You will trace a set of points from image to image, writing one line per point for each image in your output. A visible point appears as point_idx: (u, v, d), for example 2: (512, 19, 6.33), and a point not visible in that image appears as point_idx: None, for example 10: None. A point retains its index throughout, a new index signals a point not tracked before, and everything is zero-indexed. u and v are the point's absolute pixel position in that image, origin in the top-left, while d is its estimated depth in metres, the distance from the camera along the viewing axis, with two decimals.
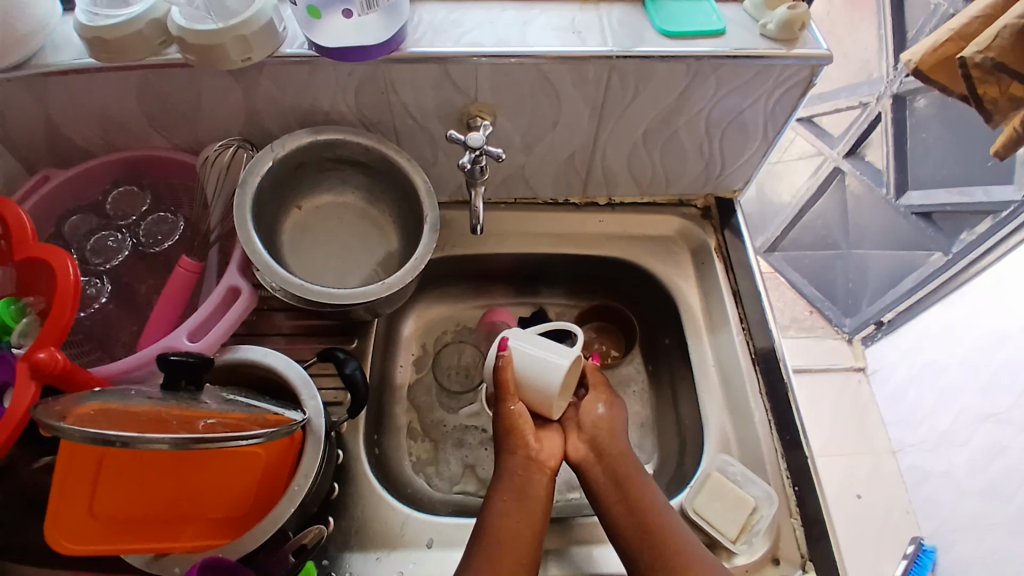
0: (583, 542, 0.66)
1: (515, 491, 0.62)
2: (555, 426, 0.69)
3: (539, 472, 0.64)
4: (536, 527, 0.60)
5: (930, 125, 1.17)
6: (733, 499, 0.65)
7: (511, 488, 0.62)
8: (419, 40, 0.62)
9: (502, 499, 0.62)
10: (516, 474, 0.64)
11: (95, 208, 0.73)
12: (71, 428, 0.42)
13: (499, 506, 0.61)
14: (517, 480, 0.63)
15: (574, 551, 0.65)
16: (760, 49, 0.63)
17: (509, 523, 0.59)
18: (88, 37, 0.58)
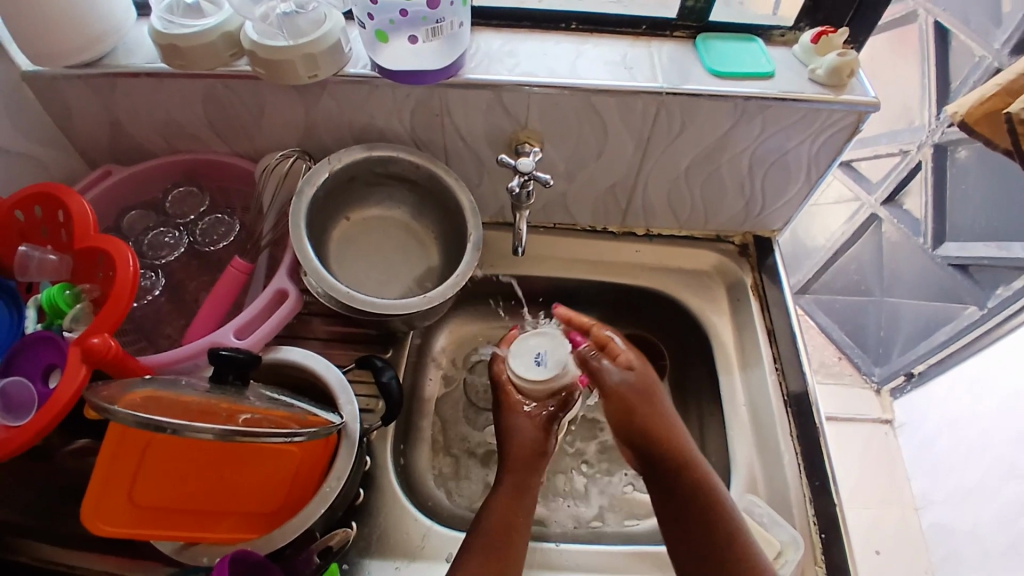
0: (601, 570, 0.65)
1: (506, 504, 0.64)
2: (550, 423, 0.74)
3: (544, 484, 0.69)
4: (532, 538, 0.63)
5: (971, 177, 1.14)
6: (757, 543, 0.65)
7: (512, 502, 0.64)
8: (475, 66, 0.65)
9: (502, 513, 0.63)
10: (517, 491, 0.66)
11: (154, 206, 0.76)
12: (123, 412, 0.43)
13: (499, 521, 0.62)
14: (518, 495, 0.65)
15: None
16: (807, 93, 0.64)
17: (489, 537, 0.60)
18: (162, 43, 0.62)
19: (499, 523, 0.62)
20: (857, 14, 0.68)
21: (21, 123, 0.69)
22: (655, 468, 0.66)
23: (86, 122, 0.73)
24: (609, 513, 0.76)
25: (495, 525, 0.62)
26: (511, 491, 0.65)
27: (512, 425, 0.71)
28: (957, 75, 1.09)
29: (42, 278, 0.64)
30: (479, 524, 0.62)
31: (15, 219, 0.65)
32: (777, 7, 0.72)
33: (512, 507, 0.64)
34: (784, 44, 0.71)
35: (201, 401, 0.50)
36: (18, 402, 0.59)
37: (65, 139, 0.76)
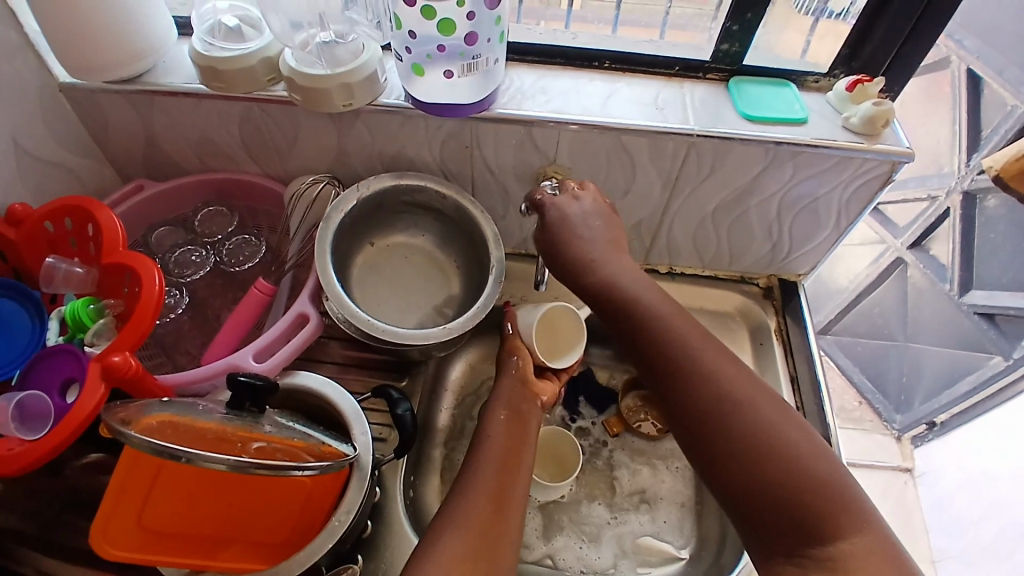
0: None
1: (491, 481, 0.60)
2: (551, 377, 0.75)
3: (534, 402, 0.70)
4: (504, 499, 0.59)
5: (999, 226, 1.10)
6: None
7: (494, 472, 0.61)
8: (508, 102, 0.66)
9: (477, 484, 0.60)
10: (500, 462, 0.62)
11: (183, 222, 0.77)
12: (137, 436, 0.43)
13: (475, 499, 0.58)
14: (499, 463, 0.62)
15: None
16: (840, 141, 0.64)
17: (468, 522, 0.56)
18: (202, 66, 0.63)
19: (478, 506, 0.57)
20: (894, 63, 0.67)
21: (58, 133, 0.70)
22: (667, 393, 0.58)
23: (120, 135, 0.74)
24: (625, 560, 0.74)
25: (481, 509, 0.57)
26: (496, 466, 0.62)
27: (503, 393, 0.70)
28: (988, 121, 1.05)
29: (67, 290, 0.65)
30: (452, 509, 0.57)
31: (44, 229, 0.65)
32: (805, 51, 0.71)
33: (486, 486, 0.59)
34: (818, 91, 0.71)
35: (216, 427, 0.50)
36: (34, 413, 0.59)
37: (100, 151, 0.77)
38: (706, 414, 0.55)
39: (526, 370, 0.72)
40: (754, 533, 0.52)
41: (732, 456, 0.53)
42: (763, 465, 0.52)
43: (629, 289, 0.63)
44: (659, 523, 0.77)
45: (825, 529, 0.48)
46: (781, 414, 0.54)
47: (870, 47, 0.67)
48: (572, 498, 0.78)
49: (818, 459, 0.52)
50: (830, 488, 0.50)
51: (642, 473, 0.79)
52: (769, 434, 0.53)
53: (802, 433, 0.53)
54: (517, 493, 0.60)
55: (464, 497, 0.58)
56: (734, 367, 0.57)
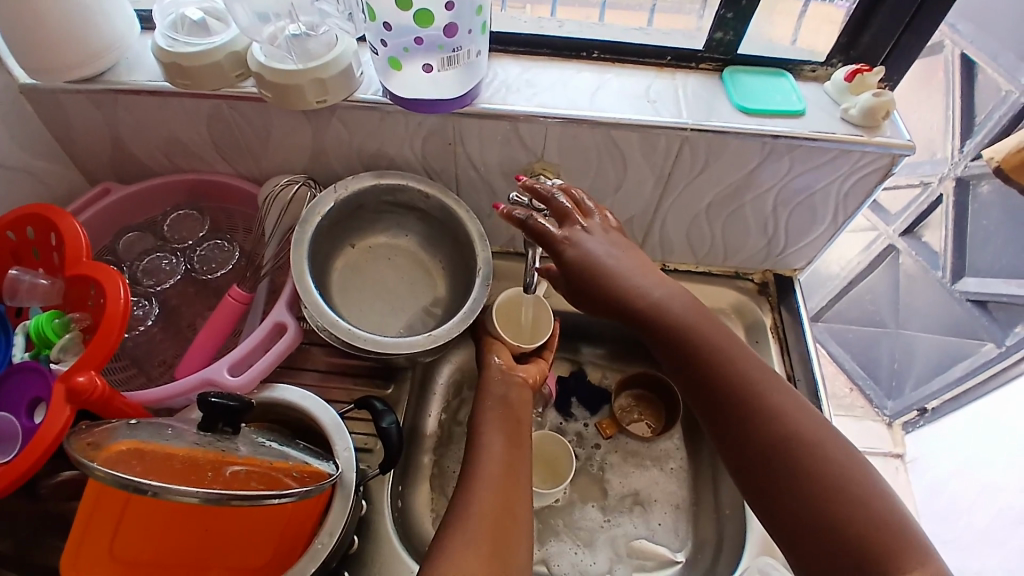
0: None
1: (500, 487, 0.57)
2: (538, 358, 0.73)
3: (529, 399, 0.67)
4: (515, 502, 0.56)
5: (992, 212, 1.08)
6: None
7: (500, 473, 0.58)
8: (492, 96, 0.62)
9: (486, 483, 0.57)
10: (505, 461, 0.60)
11: (152, 227, 0.73)
12: (101, 469, 0.40)
13: (482, 499, 0.55)
14: (505, 463, 0.59)
15: None
16: (838, 134, 0.61)
17: (480, 531, 0.53)
18: (167, 62, 0.59)
19: (488, 511, 0.55)
20: (892, 53, 0.65)
21: (19, 137, 0.66)
22: (703, 391, 0.56)
23: (84, 136, 0.70)
24: (620, 564, 0.72)
25: (489, 506, 0.55)
26: (502, 469, 0.59)
27: (504, 389, 0.66)
28: (982, 107, 1.03)
29: (32, 303, 0.61)
30: (463, 514, 0.54)
31: (6, 239, 0.62)
32: (795, 37, 0.68)
33: (497, 491, 0.56)
34: (815, 80, 0.68)
35: (187, 451, 0.47)
36: (3, 433, 0.56)
37: (65, 154, 0.73)
38: (749, 420, 0.53)
39: (509, 366, 0.69)
40: (786, 539, 0.51)
41: (776, 468, 0.52)
42: (810, 481, 0.50)
43: (634, 280, 0.58)
44: (653, 526, 0.75)
45: (874, 551, 0.46)
46: (824, 427, 0.53)
47: (869, 34, 0.64)
48: (566, 502, 0.76)
49: (868, 478, 0.50)
50: (880, 509, 0.48)
51: (635, 475, 0.78)
52: (815, 449, 0.51)
53: (844, 446, 0.51)
54: (523, 496, 0.58)
55: (472, 497, 0.56)
56: (772, 376, 0.55)
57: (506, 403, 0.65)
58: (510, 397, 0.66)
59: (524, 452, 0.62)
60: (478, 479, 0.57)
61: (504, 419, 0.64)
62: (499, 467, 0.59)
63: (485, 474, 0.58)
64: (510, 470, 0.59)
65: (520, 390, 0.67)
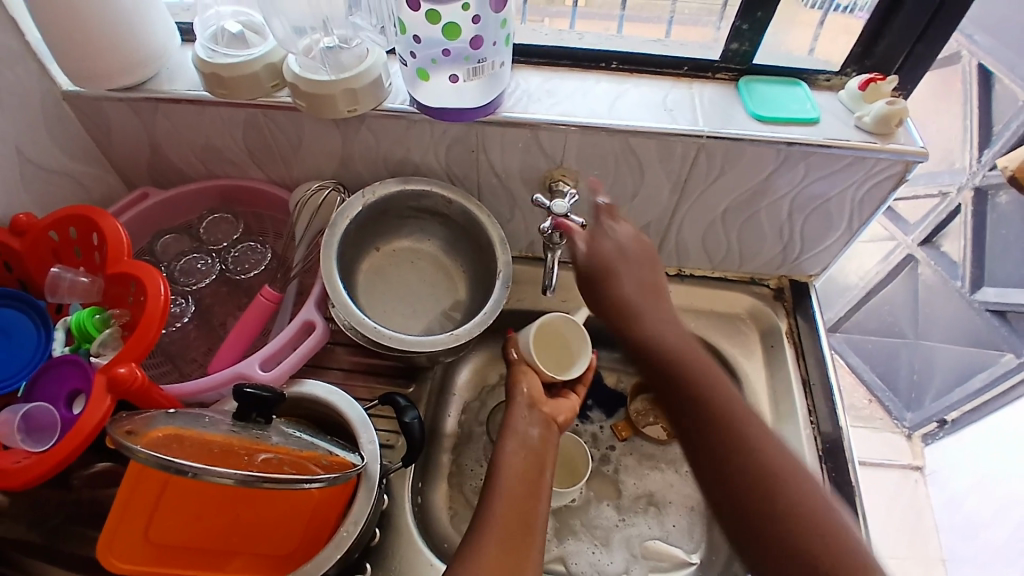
0: None
1: (510, 522, 0.58)
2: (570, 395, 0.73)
3: (546, 429, 0.68)
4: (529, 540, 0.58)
5: (1012, 223, 1.08)
6: None
7: (512, 508, 0.60)
8: (514, 105, 0.65)
9: (498, 520, 0.58)
10: (516, 494, 0.61)
11: (188, 230, 0.77)
12: (144, 451, 0.42)
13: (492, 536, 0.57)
14: (517, 497, 0.61)
15: None
16: (853, 141, 0.63)
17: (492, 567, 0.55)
18: (206, 72, 0.62)
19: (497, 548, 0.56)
20: (906, 62, 0.66)
21: (60, 142, 0.70)
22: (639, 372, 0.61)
23: (123, 142, 0.74)
24: (636, 564, 0.74)
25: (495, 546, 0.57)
26: (516, 501, 0.60)
27: (522, 420, 0.67)
28: (999, 118, 1.04)
29: (73, 299, 0.65)
30: (475, 546, 0.57)
31: (48, 238, 0.65)
32: (813, 48, 0.70)
33: (512, 522, 0.58)
34: (830, 89, 0.69)
35: (224, 438, 0.50)
36: (41, 425, 0.59)
37: (105, 159, 0.77)
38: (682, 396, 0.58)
39: (537, 400, 0.69)
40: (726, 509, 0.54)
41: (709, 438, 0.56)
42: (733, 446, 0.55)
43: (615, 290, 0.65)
44: (668, 528, 0.76)
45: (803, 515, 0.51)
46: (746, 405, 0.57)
47: (884, 44, 0.65)
48: (582, 501, 0.77)
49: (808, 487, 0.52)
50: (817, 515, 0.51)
51: (649, 477, 0.79)
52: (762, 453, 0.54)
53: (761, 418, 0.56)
54: (537, 529, 0.59)
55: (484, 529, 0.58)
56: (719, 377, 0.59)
57: (528, 442, 0.66)
58: (530, 427, 0.67)
59: (541, 493, 0.62)
60: (494, 510, 0.59)
61: (524, 454, 0.64)
62: (512, 501, 0.60)
63: (497, 509, 0.59)
64: (523, 503, 0.60)
65: (544, 427, 0.68)
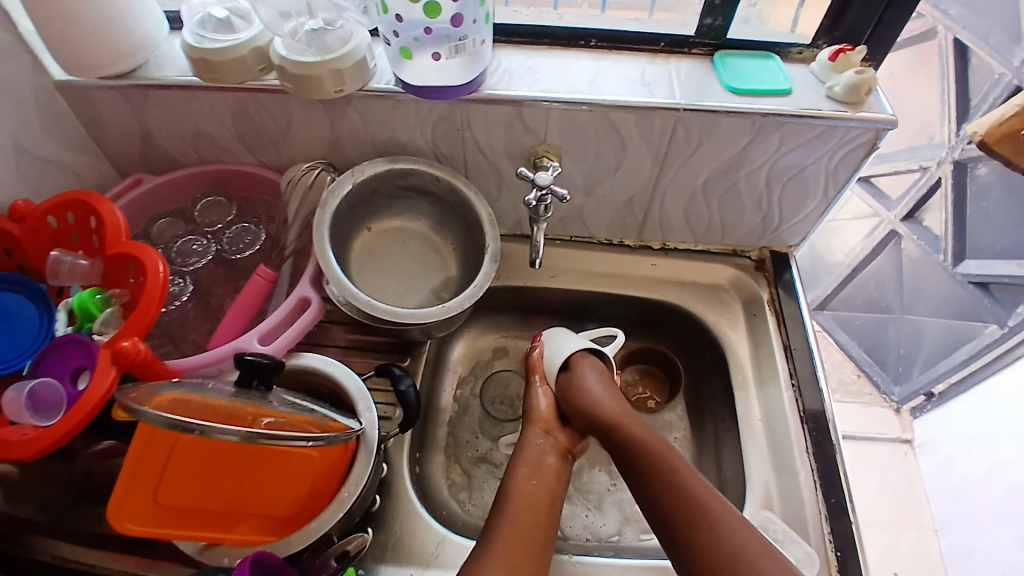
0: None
1: (520, 537, 0.60)
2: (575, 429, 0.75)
3: (552, 454, 0.70)
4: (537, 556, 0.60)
5: (992, 194, 1.10)
6: None
7: (516, 524, 0.61)
8: (497, 83, 0.67)
9: (503, 537, 0.60)
10: (522, 510, 0.63)
11: (182, 214, 0.79)
12: (152, 412, 0.44)
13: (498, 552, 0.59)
14: (523, 512, 0.63)
15: None
16: (824, 110, 0.65)
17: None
18: (195, 57, 0.64)
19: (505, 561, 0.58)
20: (875, 32, 0.69)
21: (54, 130, 0.72)
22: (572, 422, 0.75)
23: (116, 130, 0.75)
24: (628, 526, 0.76)
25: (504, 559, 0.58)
26: (526, 516, 0.62)
27: (531, 446, 0.70)
28: (976, 91, 1.06)
29: (73, 283, 0.66)
30: (481, 562, 0.58)
31: (47, 224, 0.67)
32: (794, 24, 0.73)
33: (520, 540, 0.60)
34: (802, 61, 0.71)
35: (228, 403, 0.52)
36: (47, 402, 0.60)
37: (98, 148, 0.78)
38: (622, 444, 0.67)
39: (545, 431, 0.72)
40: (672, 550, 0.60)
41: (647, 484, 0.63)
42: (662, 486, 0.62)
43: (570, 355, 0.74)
44: None
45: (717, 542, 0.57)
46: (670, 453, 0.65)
47: (851, 15, 0.67)
48: (576, 466, 0.81)
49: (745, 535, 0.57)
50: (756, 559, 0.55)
51: None
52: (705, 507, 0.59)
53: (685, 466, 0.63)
54: (544, 543, 0.61)
55: (491, 545, 0.60)
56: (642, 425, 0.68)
57: (538, 466, 0.68)
58: (542, 454, 0.70)
59: (553, 511, 0.65)
60: (503, 525, 0.61)
61: (534, 475, 0.67)
62: (522, 513, 0.63)
63: (506, 523, 0.62)
64: (532, 516, 0.63)
65: (557, 454, 0.70)
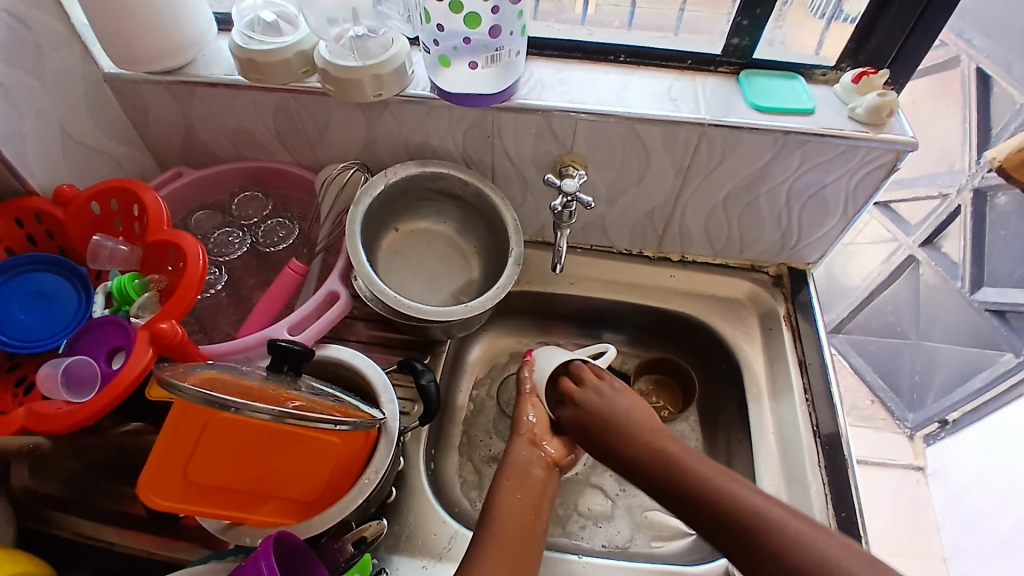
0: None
1: (508, 545, 0.60)
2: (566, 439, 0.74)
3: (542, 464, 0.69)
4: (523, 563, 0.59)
5: (1012, 222, 1.11)
6: None
7: (503, 532, 0.61)
8: (528, 92, 0.69)
9: (492, 544, 0.60)
10: (513, 516, 0.62)
11: (220, 207, 0.82)
12: (189, 387, 0.47)
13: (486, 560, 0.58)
14: (512, 519, 0.62)
15: None
16: (846, 130, 0.67)
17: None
18: (242, 57, 0.67)
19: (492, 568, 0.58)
20: (898, 55, 0.70)
21: (101, 121, 0.75)
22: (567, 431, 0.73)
23: (160, 124, 0.79)
24: (638, 532, 0.78)
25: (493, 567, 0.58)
26: (515, 524, 0.62)
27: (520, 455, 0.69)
28: (998, 120, 1.07)
29: (112, 266, 0.69)
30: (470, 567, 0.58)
31: (90, 210, 0.69)
32: (819, 47, 0.74)
33: (510, 547, 0.60)
34: (825, 83, 0.74)
35: (259, 385, 0.55)
36: (79, 379, 0.62)
37: (141, 140, 0.82)
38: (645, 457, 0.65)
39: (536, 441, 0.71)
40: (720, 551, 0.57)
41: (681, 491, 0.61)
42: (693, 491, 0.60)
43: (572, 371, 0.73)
44: None
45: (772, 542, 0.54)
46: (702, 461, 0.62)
47: (875, 39, 0.70)
48: (587, 469, 0.82)
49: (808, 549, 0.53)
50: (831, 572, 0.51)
51: None
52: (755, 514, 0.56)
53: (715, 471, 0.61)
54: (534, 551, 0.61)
55: (478, 552, 0.59)
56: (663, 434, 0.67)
57: (527, 474, 0.67)
58: (532, 464, 0.69)
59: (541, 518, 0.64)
60: (492, 532, 0.61)
61: (523, 484, 0.66)
62: (511, 520, 0.62)
63: (496, 530, 0.61)
64: (523, 522, 0.62)
65: (543, 466, 0.69)
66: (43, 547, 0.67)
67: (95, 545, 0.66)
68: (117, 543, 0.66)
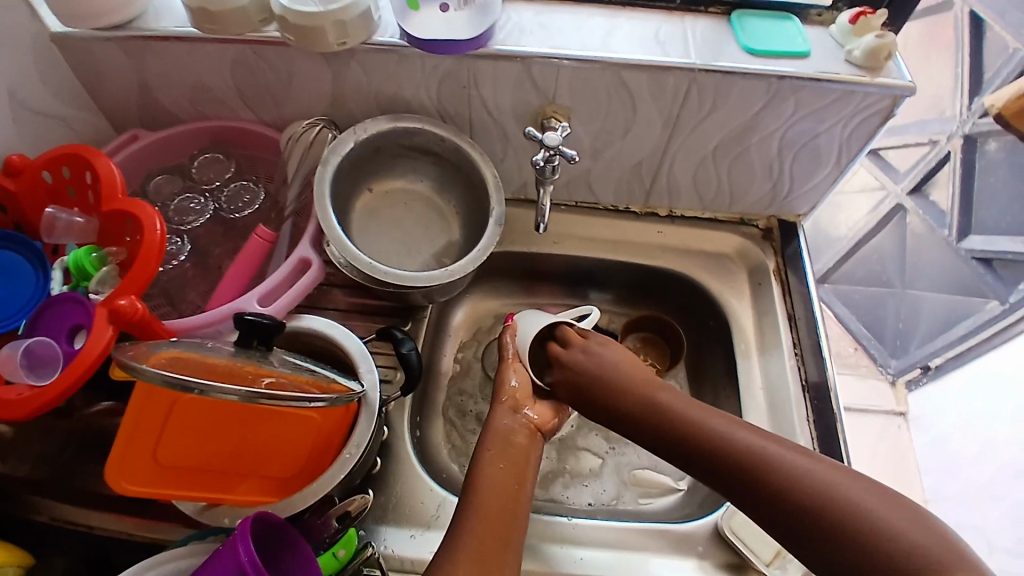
0: (552, 540, 0.66)
1: (498, 513, 0.58)
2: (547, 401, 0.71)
3: (530, 429, 0.67)
4: (512, 531, 0.58)
5: (999, 170, 1.09)
6: (756, 532, 0.63)
7: (490, 501, 0.59)
8: (506, 38, 0.64)
9: (477, 515, 0.58)
10: (500, 483, 0.61)
11: (180, 170, 0.77)
12: (149, 370, 0.44)
13: (474, 530, 0.56)
14: (498, 485, 0.60)
15: (546, 548, 0.65)
16: (842, 75, 0.63)
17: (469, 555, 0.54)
18: (193, 6, 0.62)
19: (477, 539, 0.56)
20: None
21: (51, 85, 0.69)
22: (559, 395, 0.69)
23: (114, 85, 0.73)
24: (625, 490, 0.77)
25: (482, 535, 0.56)
26: (504, 494, 0.60)
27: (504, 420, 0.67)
28: (989, 64, 1.04)
29: (69, 240, 0.65)
30: (457, 538, 0.56)
31: (42, 179, 0.65)
32: None
33: (498, 516, 0.58)
34: (820, 24, 0.69)
35: (228, 362, 0.52)
36: (42, 359, 0.59)
37: (92, 101, 0.76)
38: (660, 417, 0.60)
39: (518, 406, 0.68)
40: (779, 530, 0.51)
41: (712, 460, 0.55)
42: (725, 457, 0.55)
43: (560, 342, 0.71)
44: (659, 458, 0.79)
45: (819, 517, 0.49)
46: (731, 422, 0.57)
47: None
48: (574, 429, 0.81)
49: (858, 511, 0.48)
50: (884, 533, 0.46)
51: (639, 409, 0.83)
52: (801, 477, 0.51)
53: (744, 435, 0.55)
54: (522, 521, 0.59)
55: (462, 522, 0.58)
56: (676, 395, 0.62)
57: (513, 441, 0.65)
58: (516, 429, 0.67)
59: (529, 485, 0.62)
60: (480, 498, 0.59)
61: (511, 450, 0.64)
62: (499, 490, 0.60)
63: (483, 499, 0.59)
64: (511, 488, 0.61)
65: (527, 434, 0.66)
66: (16, 533, 0.64)
67: (72, 531, 0.64)
68: (101, 527, 0.64)
